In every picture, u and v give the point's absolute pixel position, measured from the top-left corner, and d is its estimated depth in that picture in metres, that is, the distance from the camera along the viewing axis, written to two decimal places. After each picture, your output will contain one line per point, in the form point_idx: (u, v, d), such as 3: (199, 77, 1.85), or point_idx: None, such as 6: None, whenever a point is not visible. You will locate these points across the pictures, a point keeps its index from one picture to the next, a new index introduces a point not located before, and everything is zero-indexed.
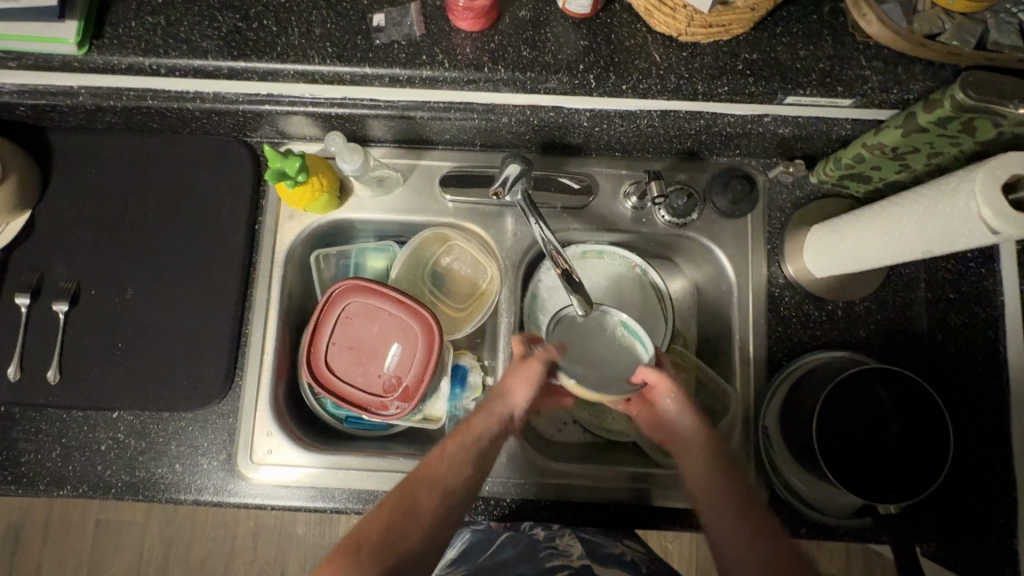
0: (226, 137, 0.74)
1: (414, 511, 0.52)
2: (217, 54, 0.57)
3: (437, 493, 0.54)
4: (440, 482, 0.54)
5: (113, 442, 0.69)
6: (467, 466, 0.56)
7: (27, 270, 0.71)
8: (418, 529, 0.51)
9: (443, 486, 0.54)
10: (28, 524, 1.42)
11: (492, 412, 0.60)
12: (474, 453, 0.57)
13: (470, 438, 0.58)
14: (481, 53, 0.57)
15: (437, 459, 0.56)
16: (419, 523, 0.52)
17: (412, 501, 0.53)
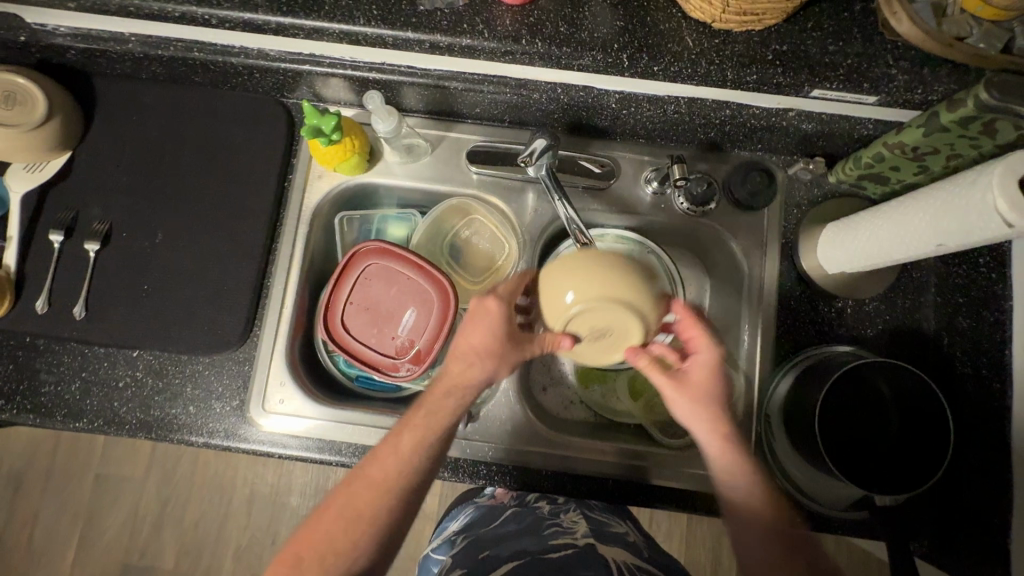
0: (264, 94, 0.76)
1: (349, 515, 0.52)
2: (266, 9, 0.59)
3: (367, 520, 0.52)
4: (382, 482, 0.54)
5: (131, 380, 0.71)
6: (422, 457, 0.55)
7: (63, 208, 0.74)
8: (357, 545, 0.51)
9: (391, 485, 0.54)
10: (31, 471, 1.47)
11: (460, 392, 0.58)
12: (429, 445, 0.55)
13: (429, 424, 0.56)
14: (519, 26, 0.59)
15: (385, 451, 0.55)
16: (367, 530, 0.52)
17: (358, 499, 0.53)
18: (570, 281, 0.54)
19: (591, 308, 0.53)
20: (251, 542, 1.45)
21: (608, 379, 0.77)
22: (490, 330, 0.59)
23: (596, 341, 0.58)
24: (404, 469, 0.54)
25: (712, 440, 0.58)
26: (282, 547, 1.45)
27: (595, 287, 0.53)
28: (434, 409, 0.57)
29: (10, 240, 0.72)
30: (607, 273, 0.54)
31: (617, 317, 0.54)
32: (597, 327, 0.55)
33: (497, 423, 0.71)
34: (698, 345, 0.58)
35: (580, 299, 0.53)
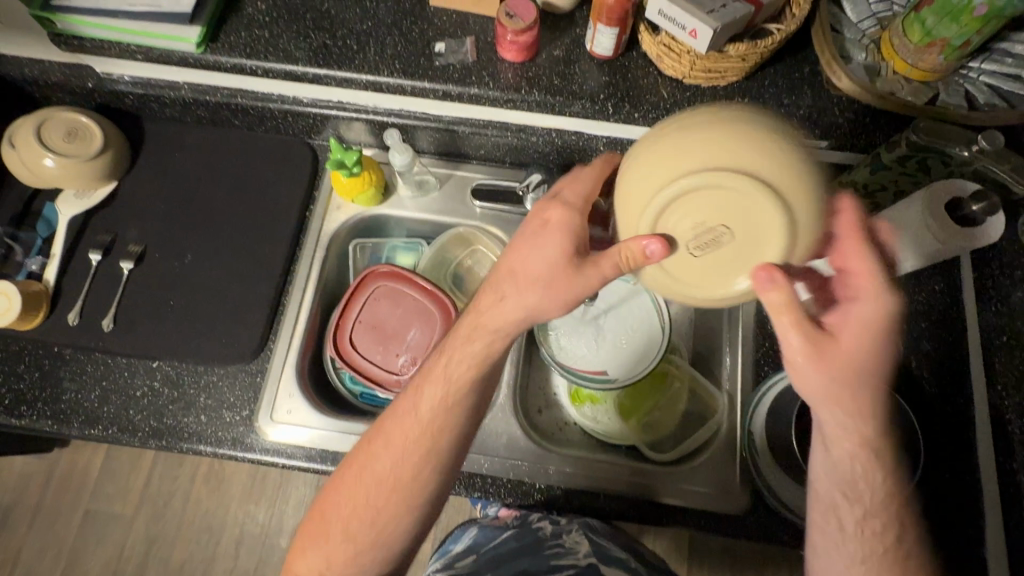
0: (293, 136, 0.86)
1: (389, 450, 0.58)
2: (306, 62, 0.70)
3: (398, 453, 0.57)
4: (411, 424, 0.57)
5: (148, 390, 0.75)
6: (442, 415, 0.57)
7: (103, 232, 0.81)
8: (395, 478, 0.57)
9: (420, 430, 0.57)
10: (20, 507, 1.45)
11: (474, 337, 0.59)
12: (449, 403, 0.58)
13: (447, 379, 0.58)
14: (520, 79, 0.70)
15: (412, 403, 0.58)
16: (397, 464, 0.57)
17: (389, 441, 0.58)
18: (661, 165, 0.48)
19: (701, 191, 0.47)
20: None
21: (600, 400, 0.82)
22: (540, 260, 0.57)
23: (707, 256, 0.51)
24: (440, 403, 0.57)
25: (844, 418, 0.52)
26: None
27: (706, 149, 0.46)
28: (498, 333, 0.58)
29: (53, 258, 0.79)
30: (708, 146, 0.46)
31: (728, 211, 0.47)
32: (702, 221, 0.48)
33: (494, 436, 0.75)
34: (859, 293, 0.52)
35: (692, 169, 0.46)
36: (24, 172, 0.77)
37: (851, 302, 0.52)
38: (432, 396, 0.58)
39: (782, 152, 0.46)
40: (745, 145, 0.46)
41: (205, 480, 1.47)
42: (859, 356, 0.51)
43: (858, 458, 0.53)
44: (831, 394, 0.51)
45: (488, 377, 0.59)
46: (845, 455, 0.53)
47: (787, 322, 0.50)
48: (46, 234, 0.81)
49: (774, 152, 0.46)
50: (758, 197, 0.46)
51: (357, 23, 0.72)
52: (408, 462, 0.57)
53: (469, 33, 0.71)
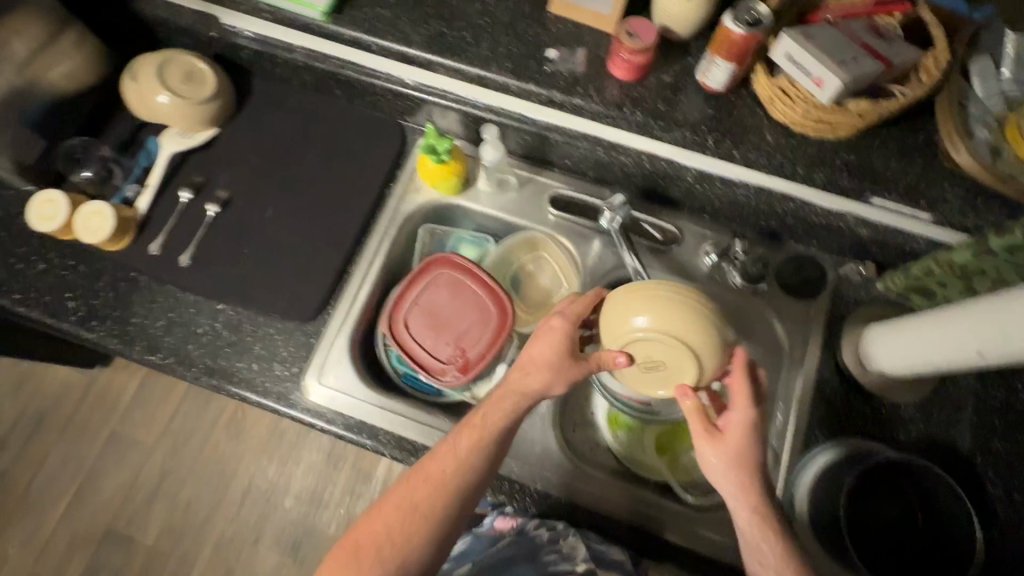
0: (387, 114, 0.88)
1: (427, 491, 0.59)
2: (422, 46, 0.72)
3: (436, 493, 0.58)
4: (449, 468, 0.59)
5: (209, 329, 0.78)
6: (479, 459, 0.60)
7: (196, 173, 0.85)
8: (439, 507, 0.58)
9: (455, 471, 0.59)
10: (55, 414, 1.53)
11: (512, 394, 0.63)
12: (483, 446, 0.60)
13: (479, 428, 0.61)
14: (624, 97, 0.70)
15: (443, 452, 0.61)
16: (439, 498, 0.58)
17: (426, 477, 0.59)
18: (676, 320, 0.62)
19: (655, 334, 0.63)
20: (234, 536, 1.44)
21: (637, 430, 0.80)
22: (547, 348, 0.63)
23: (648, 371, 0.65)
24: (473, 447, 0.60)
25: (742, 506, 0.56)
26: (262, 549, 1.43)
27: (674, 317, 0.62)
28: (515, 397, 0.63)
29: (146, 189, 0.83)
30: (684, 312, 0.62)
31: (674, 355, 0.63)
32: (654, 357, 0.64)
33: (528, 443, 0.75)
34: (738, 399, 0.59)
35: (648, 328, 0.62)
36: (139, 105, 0.82)
37: (736, 389, 0.60)
38: (465, 438, 0.61)
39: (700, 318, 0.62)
40: (691, 344, 0.62)
41: (226, 427, 1.52)
42: (739, 464, 0.57)
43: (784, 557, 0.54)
44: (730, 484, 0.57)
45: (517, 419, 0.62)
46: (742, 518, 0.56)
47: (705, 442, 0.59)
48: (144, 163, 0.85)
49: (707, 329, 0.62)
50: (703, 339, 0.62)
51: (477, 18, 0.73)
52: (438, 499, 0.58)
53: (582, 44, 0.72)
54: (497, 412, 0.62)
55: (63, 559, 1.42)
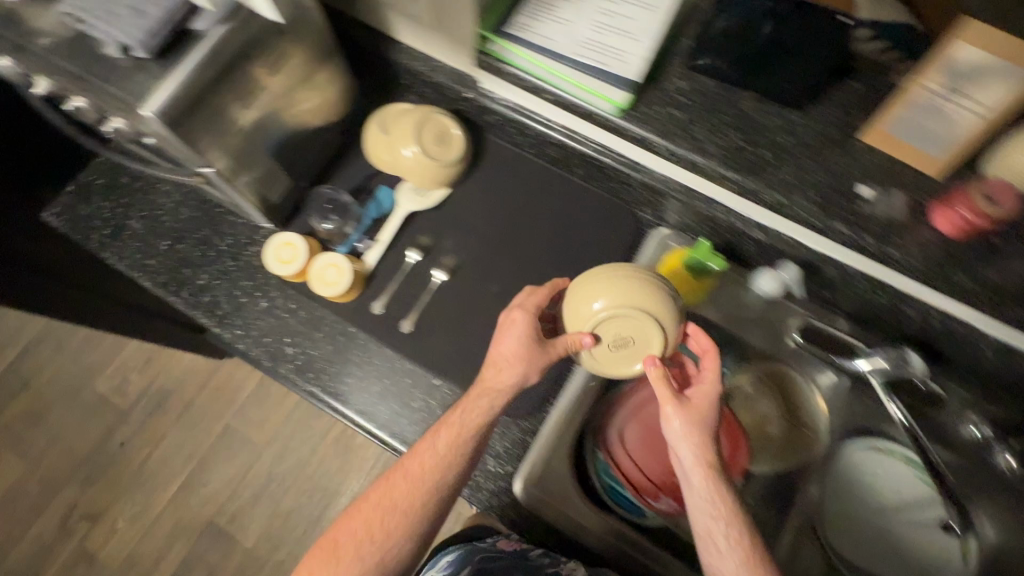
0: (624, 202, 0.83)
1: (400, 491, 0.61)
2: (717, 161, 0.67)
3: (407, 496, 0.61)
4: (431, 467, 0.61)
5: (423, 405, 0.75)
6: (464, 455, 0.62)
7: (425, 233, 0.83)
8: (403, 501, 0.61)
9: (427, 462, 0.62)
10: (175, 397, 1.57)
11: (487, 386, 0.64)
12: (468, 445, 0.62)
13: (461, 428, 0.63)
14: (942, 254, 0.63)
15: (425, 461, 0.62)
16: (411, 496, 0.61)
17: (412, 473, 0.61)
18: (606, 290, 0.63)
19: (610, 311, 0.63)
20: None
21: None
22: (512, 341, 0.65)
23: (618, 351, 0.65)
24: (452, 444, 0.62)
25: (699, 474, 0.59)
26: None
27: (625, 296, 0.63)
28: (497, 390, 0.64)
29: (377, 243, 0.81)
30: (635, 282, 0.63)
31: (642, 329, 0.63)
32: (623, 335, 0.64)
33: None
34: (706, 372, 0.64)
35: (607, 306, 0.63)
36: (388, 163, 0.81)
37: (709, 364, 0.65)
38: (442, 438, 0.62)
39: (641, 278, 0.63)
40: (625, 302, 0.62)
41: (334, 442, 1.51)
42: (706, 450, 0.60)
43: (733, 536, 0.56)
44: (693, 456, 0.59)
45: (492, 422, 0.64)
46: (700, 487, 0.58)
47: (672, 412, 0.61)
48: (373, 214, 0.83)
49: (637, 287, 0.63)
50: (658, 300, 0.63)
51: (779, 136, 0.67)
52: (430, 489, 0.61)
53: (898, 185, 0.65)
54: (471, 413, 0.64)
55: (164, 543, 1.45)
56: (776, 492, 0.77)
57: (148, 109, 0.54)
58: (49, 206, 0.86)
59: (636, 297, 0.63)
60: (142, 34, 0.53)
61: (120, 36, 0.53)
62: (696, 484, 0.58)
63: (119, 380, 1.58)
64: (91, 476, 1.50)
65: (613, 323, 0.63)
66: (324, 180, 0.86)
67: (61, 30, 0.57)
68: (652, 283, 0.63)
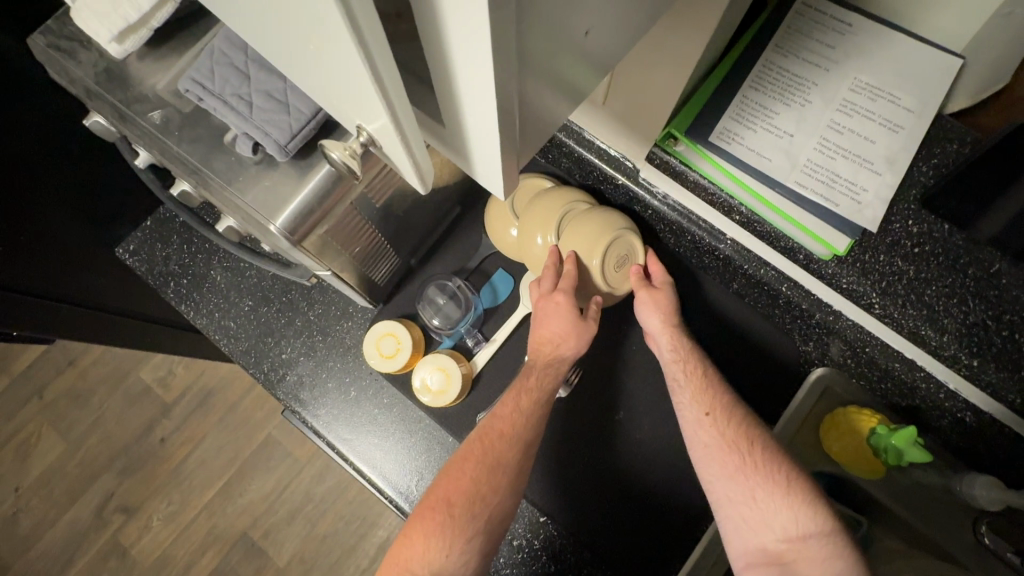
0: (784, 328, 0.70)
1: (490, 455, 0.55)
2: (952, 339, 0.53)
3: (506, 447, 0.56)
4: (505, 424, 0.57)
5: (525, 545, 0.66)
6: (531, 421, 0.58)
7: None
8: (500, 457, 0.55)
9: (513, 434, 0.56)
10: (220, 396, 1.51)
11: (551, 366, 0.61)
12: (535, 411, 0.58)
13: (522, 384, 0.60)
14: None
15: (503, 414, 0.58)
16: (501, 459, 0.55)
17: (490, 440, 0.56)
18: (585, 239, 0.63)
19: (587, 243, 0.63)
20: None
21: None
22: (560, 322, 0.60)
23: (620, 271, 0.65)
24: (529, 411, 0.58)
25: (692, 394, 0.58)
26: None
27: (577, 227, 0.64)
28: (551, 360, 0.62)
29: (491, 343, 0.70)
30: (577, 218, 0.64)
31: (620, 242, 0.64)
32: (619, 254, 0.64)
33: None
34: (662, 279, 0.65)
35: (589, 250, 0.63)
36: (515, 249, 0.70)
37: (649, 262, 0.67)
38: (511, 400, 0.59)
39: (583, 215, 0.65)
40: (607, 233, 0.63)
41: None
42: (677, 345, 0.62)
43: (783, 480, 0.52)
44: (673, 368, 0.61)
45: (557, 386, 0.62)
46: (699, 426, 0.57)
47: (646, 297, 0.63)
48: (486, 303, 0.72)
49: (587, 213, 0.65)
50: (590, 217, 0.64)
51: None
52: (514, 453, 0.56)
53: None
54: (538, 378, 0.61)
55: (197, 548, 1.41)
56: None
57: (278, 225, 0.43)
58: (123, 242, 0.75)
59: (590, 239, 0.63)
60: (279, 133, 0.41)
61: (253, 132, 0.42)
62: (703, 424, 0.57)
63: (165, 371, 1.52)
64: (130, 467, 1.47)
65: (609, 252, 0.63)
66: (432, 250, 0.75)
67: (176, 102, 0.45)
68: (595, 210, 0.65)
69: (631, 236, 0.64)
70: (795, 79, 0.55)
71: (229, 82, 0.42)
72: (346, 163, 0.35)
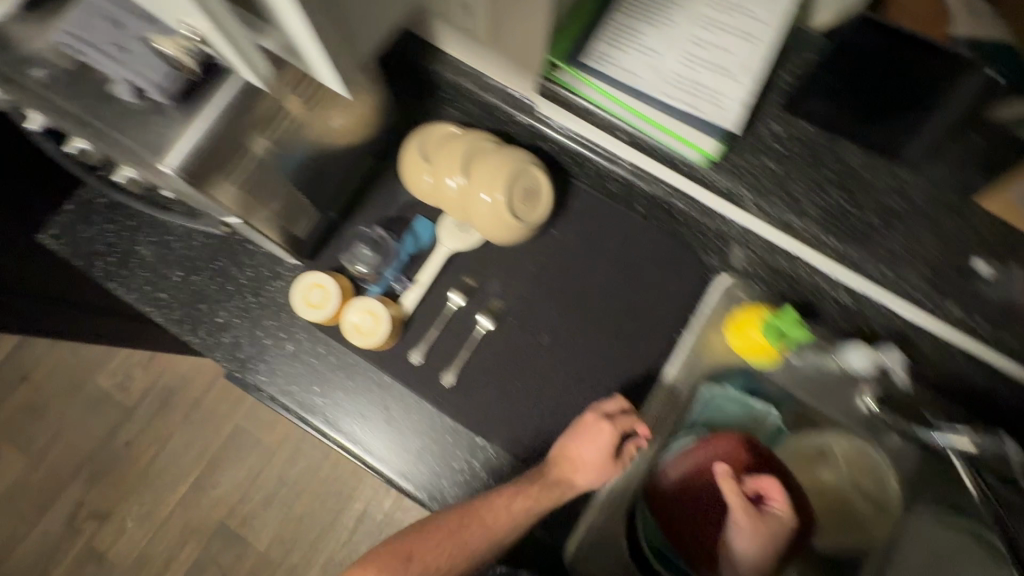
0: (688, 243, 0.75)
1: (449, 548, 0.58)
2: (816, 223, 0.58)
3: (480, 534, 0.58)
4: (500, 521, 0.59)
5: (465, 467, 0.69)
6: (532, 514, 0.60)
7: (466, 272, 0.75)
8: (470, 545, 0.58)
9: (490, 524, 0.59)
10: (181, 394, 1.51)
11: (563, 485, 0.63)
12: (539, 510, 0.61)
13: (535, 500, 0.61)
14: None
15: (499, 504, 0.60)
16: (458, 546, 0.58)
17: (460, 538, 0.58)
18: (489, 176, 0.67)
19: (492, 180, 0.67)
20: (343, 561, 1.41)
21: None
22: (597, 451, 0.64)
23: (529, 203, 0.69)
24: (526, 509, 0.60)
25: (761, 557, 0.64)
26: None
27: (482, 166, 0.68)
28: (564, 460, 0.64)
29: (416, 285, 0.73)
30: (481, 157, 0.68)
31: (523, 175, 0.68)
32: (525, 187, 0.68)
33: None
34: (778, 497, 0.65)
35: (494, 186, 0.67)
36: (429, 195, 0.73)
37: (761, 521, 0.64)
38: (518, 501, 0.60)
39: (487, 154, 0.68)
40: (509, 166, 0.67)
41: None
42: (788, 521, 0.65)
43: None
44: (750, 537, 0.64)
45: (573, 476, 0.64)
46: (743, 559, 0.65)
47: (746, 521, 0.63)
48: (410, 249, 0.75)
49: (490, 151, 0.69)
50: (494, 156, 0.68)
51: (888, 195, 0.58)
52: (480, 540, 0.58)
53: None
54: (549, 493, 0.62)
55: (175, 544, 1.43)
56: (834, 565, 0.73)
57: (170, 165, 0.45)
58: (45, 227, 0.76)
59: (494, 176, 0.67)
60: (156, 75, 0.44)
61: (134, 79, 0.44)
62: (743, 546, 0.64)
63: (122, 375, 1.51)
64: (98, 474, 1.46)
65: (514, 186, 0.67)
66: (354, 205, 0.77)
67: (56, 60, 0.47)
68: (499, 147, 0.69)
69: (533, 170, 0.69)
70: (658, 5, 0.61)
71: (103, 33, 0.45)
72: (181, 59, 0.44)
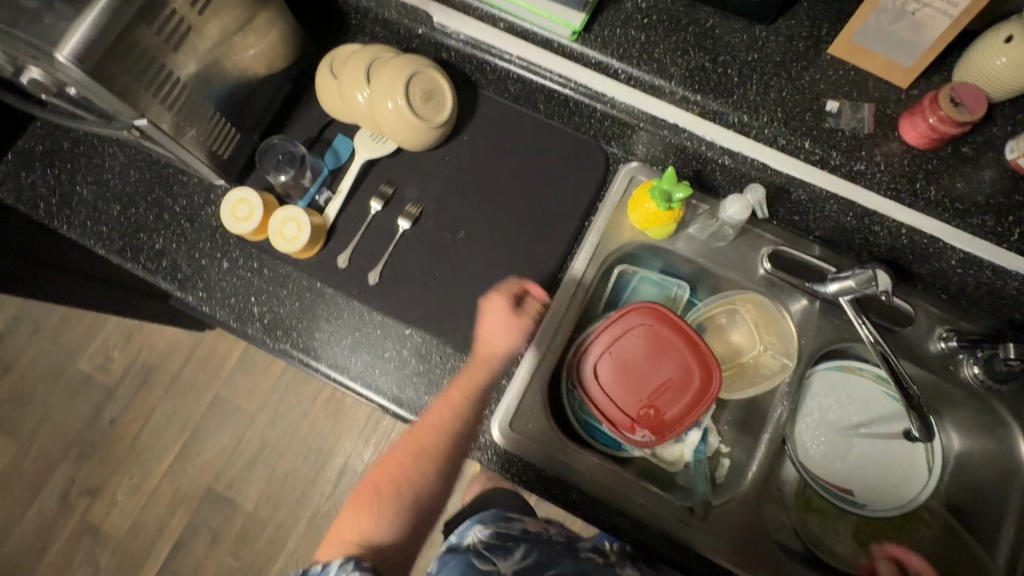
0: (589, 136, 0.81)
1: (409, 465, 0.69)
2: (680, 82, 0.63)
3: (435, 441, 0.68)
4: (434, 447, 0.68)
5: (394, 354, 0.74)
6: (467, 416, 0.69)
7: (386, 181, 0.80)
8: (423, 465, 0.68)
9: (432, 449, 0.68)
10: (161, 370, 1.56)
11: (487, 366, 0.71)
12: (468, 417, 0.69)
13: (468, 387, 0.69)
14: (916, 167, 0.61)
15: (423, 426, 0.69)
16: (432, 461, 0.68)
17: (420, 450, 0.68)
18: (389, 82, 0.71)
19: (394, 85, 0.71)
20: (329, 512, 1.47)
21: (832, 516, 0.75)
22: (498, 318, 0.73)
23: (431, 104, 0.74)
24: (461, 415, 0.69)
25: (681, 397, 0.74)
26: None
27: (382, 73, 0.72)
28: (494, 361, 0.72)
29: (338, 195, 0.79)
30: (380, 66, 0.73)
31: (422, 78, 0.73)
32: (424, 88, 0.73)
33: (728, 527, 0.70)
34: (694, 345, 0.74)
35: (395, 91, 0.71)
36: (339, 108, 0.78)
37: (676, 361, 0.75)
38: (439, 407, 0.69)
39: (386, 62, 0.73)
40: (406, 69, 0.72)
41: (325, 404, 1.53)
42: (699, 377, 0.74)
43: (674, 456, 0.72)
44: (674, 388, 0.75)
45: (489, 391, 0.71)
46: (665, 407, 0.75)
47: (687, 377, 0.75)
48: (331, 165, 0.81)
49: (388, 60, 0.73)
50: (392, 64, 0.72)
51: (743, 52, 0.64)
52: (423, 466, 0.69)
53: (867, 99, 0.63)
54: (460, 390, 0.69)
55: (166, 512, 1.47)
56: (753, 420, 0.78)
57: (65, 55, 0.51)
58: None
59: (393, 82, 0.71)
60: None
61: None
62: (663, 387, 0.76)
63: (102, 358, 1.56)
64: (87, 454, 1.51)
65: (414, 89, 0.72)
66: (277, 131, 0.82)
67: None
68: (398, 56, 0.74)
69: (431, 72, 0.74)
70: None
71: None
72: None
